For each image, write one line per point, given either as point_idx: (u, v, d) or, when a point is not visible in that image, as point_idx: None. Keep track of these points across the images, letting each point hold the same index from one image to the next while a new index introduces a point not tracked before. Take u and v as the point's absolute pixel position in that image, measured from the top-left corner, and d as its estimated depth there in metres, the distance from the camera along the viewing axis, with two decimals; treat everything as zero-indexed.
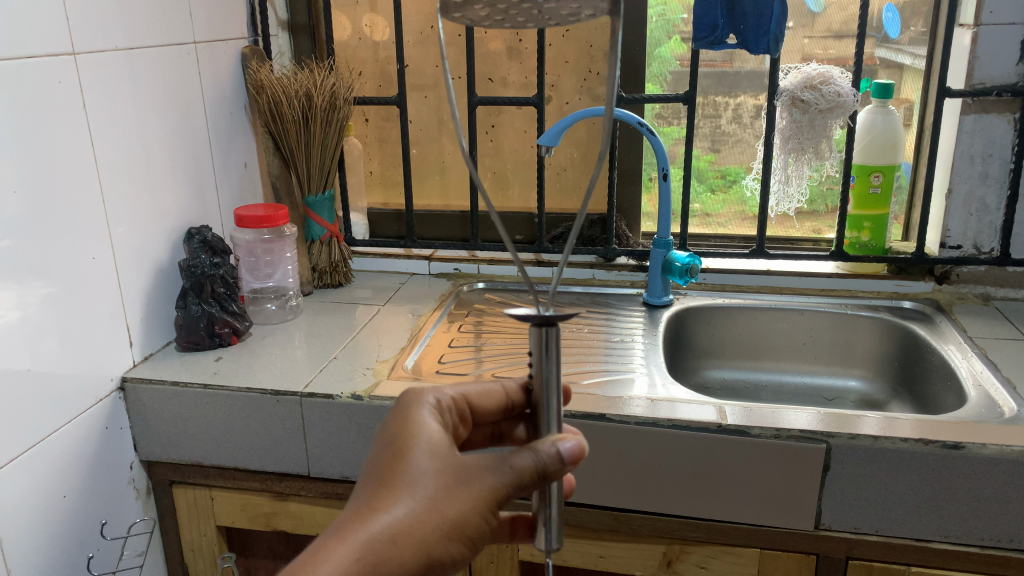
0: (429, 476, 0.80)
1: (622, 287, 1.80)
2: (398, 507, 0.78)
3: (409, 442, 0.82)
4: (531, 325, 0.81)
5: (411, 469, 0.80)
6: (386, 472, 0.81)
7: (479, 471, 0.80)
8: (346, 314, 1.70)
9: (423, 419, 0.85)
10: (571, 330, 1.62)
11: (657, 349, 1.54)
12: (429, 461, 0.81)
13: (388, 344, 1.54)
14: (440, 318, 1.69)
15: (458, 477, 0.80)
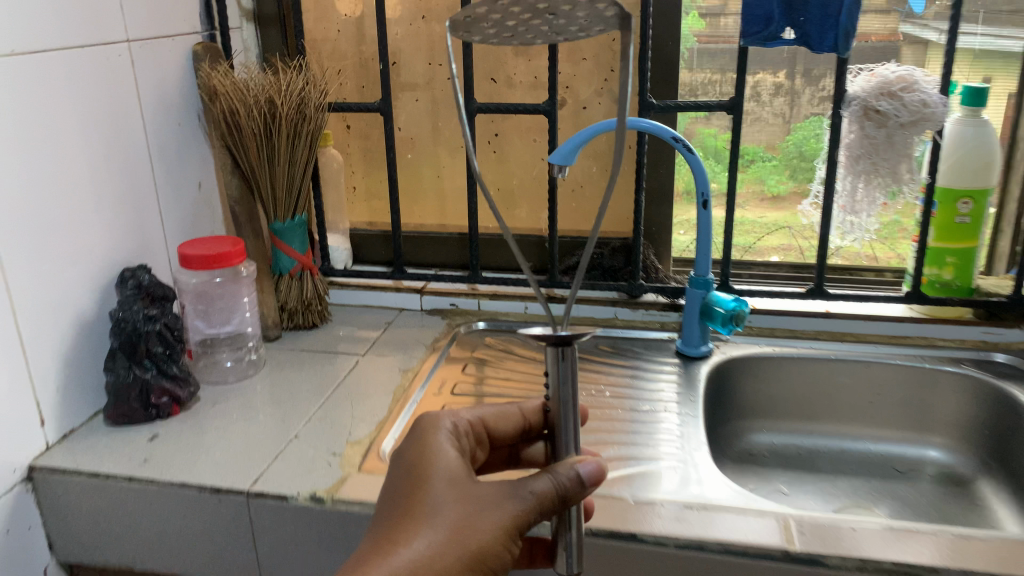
0: (450, 505, 0.82)
1: (650, 330, 1.51)
2: (423, 535, 0.80)
3: (429, 473, 0.86)
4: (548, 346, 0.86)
5: (433, 497, 0.83)
6: (408, 504, 0.83)
7: (499, 499, 0.82)
8: (319, 366, 1.42)
9: (441, 452, 0.88)
10: (590, 394, 1.33)
11: (696, 422, 1.25)
12: (449, 491, 0.84)
13: (366, 411, 1.26)
14: (431, 371, 1.41)
15: (478, 504, 0.82)
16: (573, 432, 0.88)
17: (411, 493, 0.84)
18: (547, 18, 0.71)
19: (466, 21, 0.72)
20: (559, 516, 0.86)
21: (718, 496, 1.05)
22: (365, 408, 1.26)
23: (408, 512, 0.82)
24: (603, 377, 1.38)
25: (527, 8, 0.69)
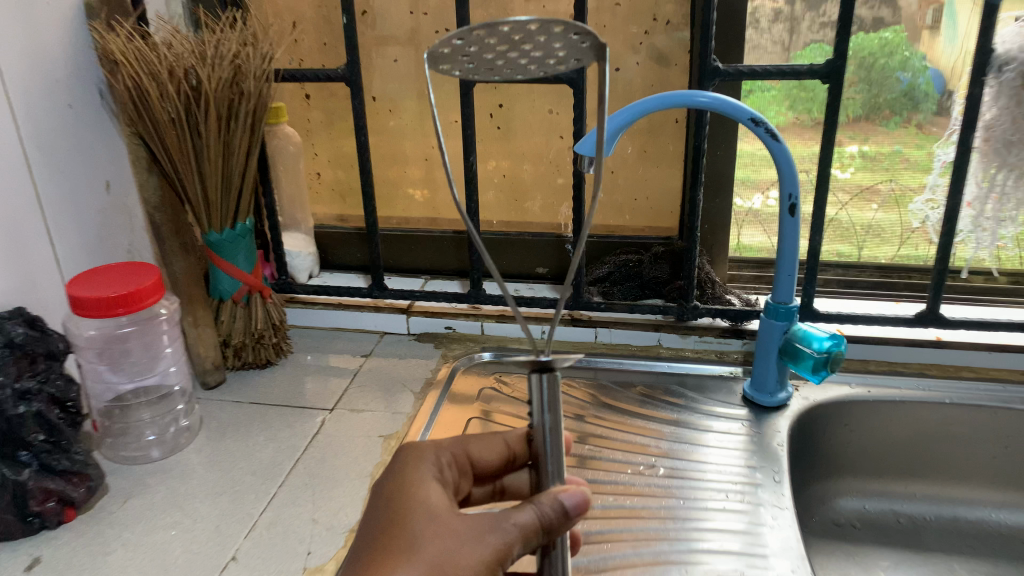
0: (426, 538, 0.64)
1: (706, 366, 1.16)
2: (395, 574, 0.61)
3: (405, 504, 0.67)
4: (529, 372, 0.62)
5: (408, 531, 0.64)
6: (378, 543, 0.65)
7: (478, 529, 0.64)
8: (275, 426, 1.07)
9: (421, 478, 0.70)
10: (636, 471, 0.98)
11: (783, 512, 0.91)
12: (425, 523, 0.65)
13: (335, 507, 0.91)
14: (428, 426, 1.05)
15: (457, 536, 0.64)
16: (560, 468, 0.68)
17: (382, 528, 0.66)
18: (526, 52, 0.53)
19: (444, 53, 0.53)
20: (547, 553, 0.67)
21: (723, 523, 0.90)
22: (332, 504, 0.92)
23: (376, 550, 0.64)
24: (648, 442, 1.04)
25: (501, 39, 0.51)
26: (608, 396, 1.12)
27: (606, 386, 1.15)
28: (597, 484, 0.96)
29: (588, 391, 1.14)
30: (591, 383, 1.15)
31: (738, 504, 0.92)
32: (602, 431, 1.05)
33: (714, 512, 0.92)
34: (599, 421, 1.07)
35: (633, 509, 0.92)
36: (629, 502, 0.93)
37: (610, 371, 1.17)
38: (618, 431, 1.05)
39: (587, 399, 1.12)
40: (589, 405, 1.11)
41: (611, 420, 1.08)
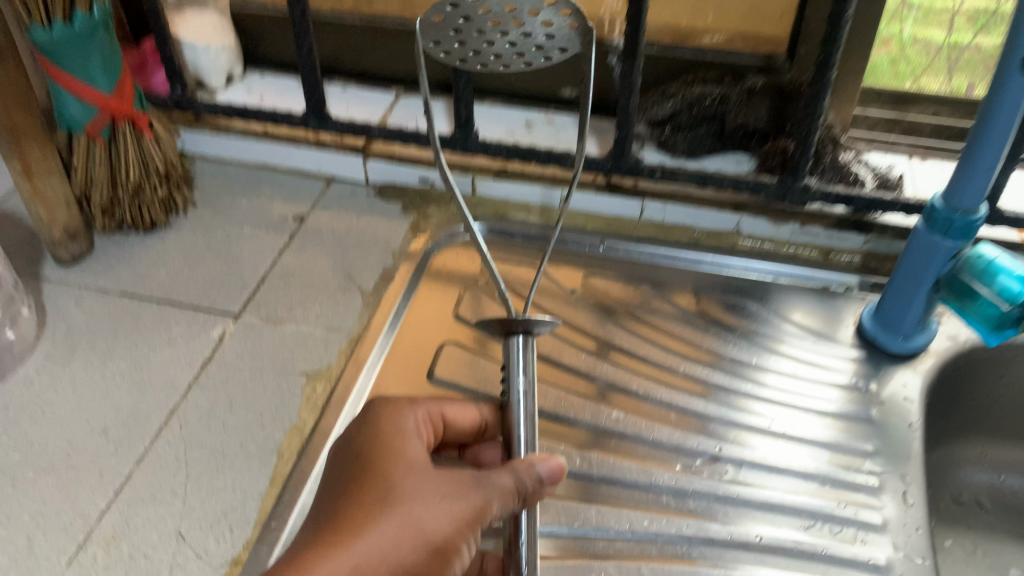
0: (406, 487, 0.47)
1: (803, 275, 0.77)
2: (371, 526, 0.45)
3: (375, 440, 0.50)
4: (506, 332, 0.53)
5: (383, 475, 0.48)
6: (340, 489, 0.48)
7: (457, 478, 0.48)
8: (150, 340, 0.71)
9: (392, 412, 0.53)
10: (688, 471, 0.63)
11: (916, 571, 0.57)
12: (405, 466, 0.48)
13: (213, 518, 0.59)
14: (375, 359, 0.70)
15: (441, 485, 0.47)
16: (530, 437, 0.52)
17: (344, 468, 0.49)
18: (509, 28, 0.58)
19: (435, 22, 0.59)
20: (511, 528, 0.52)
21: (808, 470, 0.63)
22: (212, 509, 0.59)
23: (338, 497, 0.47)
24: (711, 408, 0.68)
25: None
26: (654, 318, 0.75)
27: (654, 299, 0.76)
28: (625, 492, 0.62)
29: (622, 306, 0.76)
30: (629, 291, 0.77)
31: (826, 438, 0.66)
32: (639, 386, 0.69)
33: (793, 453, 0.65)
34: (636, 364, 0.71)
35: (677, 543, 0.59)
36: (674, 532, 0.59)
37: (657, 273, 0.78)
38: (664, 386, 0.69)
39: (621, 321, 0.75)
40: (622, 333, 0.74)
41: (655, 362, 0.71)
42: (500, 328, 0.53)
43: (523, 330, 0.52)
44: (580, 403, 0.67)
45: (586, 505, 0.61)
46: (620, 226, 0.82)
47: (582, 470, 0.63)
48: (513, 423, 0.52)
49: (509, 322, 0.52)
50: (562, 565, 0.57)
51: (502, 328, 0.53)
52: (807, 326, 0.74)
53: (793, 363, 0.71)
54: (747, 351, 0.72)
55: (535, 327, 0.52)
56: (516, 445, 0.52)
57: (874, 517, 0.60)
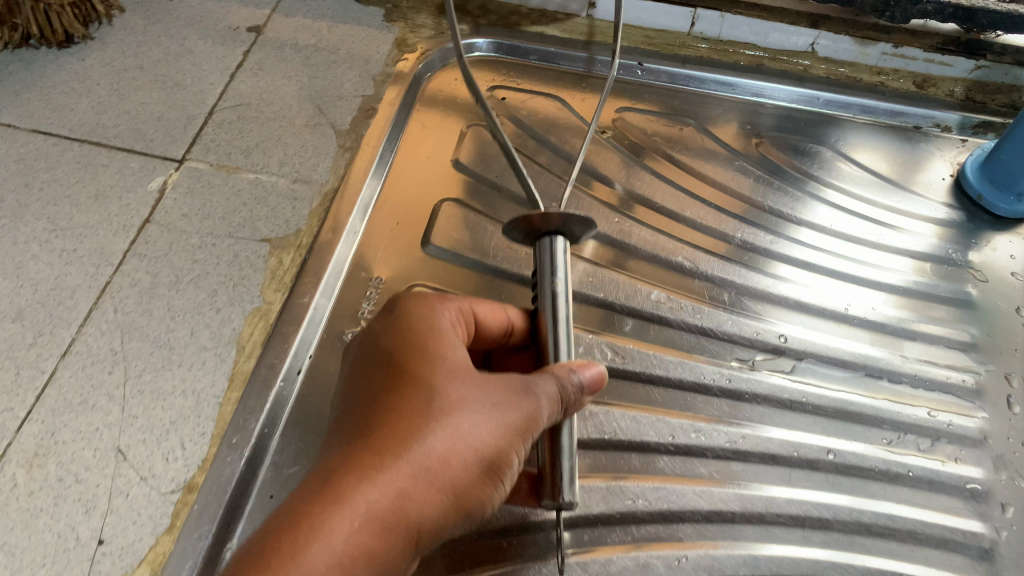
0: (451, 390, 0.37)
1: (887, 110, 0.63)
2: (412, 441, 0.35)
3: (406, 338, 0.40)
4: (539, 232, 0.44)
5: (422, 378, 0.38)
6: (369, 398, 0.38)
7: (502, 384, 0.38)
8: (71, 195, 0.56)
9: (423, 305, 0.42)
10: (746, 367, 0.51)
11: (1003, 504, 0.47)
12: (447, 368, 0.39)
13: (160, 431, 0.47)
14: (358, 220, 0.57)
15: (489, 391, 0.38)
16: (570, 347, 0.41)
17: (369, 371, 0.39)
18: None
19: None
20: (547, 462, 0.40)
21: (895, 364, 0.52)
22: (159, 419, 0.48)
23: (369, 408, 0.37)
24: (774, 287, 0.55)
25: None
26: (699, 169, 0.61)
27: (698, 142, 0.62)
28: (668, 393, 0.50)
29: (658, 147, 0.62)
30: (669, 129, 0.62)
31: (916, 318, 0.54)
32: (685, 257, 0.56)
33: (878, 339, 0.53)
34: (678, 227, 0.58)
35: (731, 460, 0.48)
36: (724, 445, 0.48)
37: (701, 108, 0.64)
38: (713, 257, 0.56)
39: (659, 170, 0.60)
40: (661, 185, 0.60)
41: (701, 226, 0.58)
42: (530, 228, 0.43)
43: (559, 228, 0.43)
44: (612, 277, 0.54)
45: (621, 408, 0.49)
46: (665, 41, 0.65)
47: (615, 365, 0.50)
48: (549, 331, 0.42)
49: (543, 214, 0.42)
50: (592, 487, 0.46)
51: (533, 229, 0.43)
52: (892, 180, 0.61)
53: (877, 229, 0.59)
54: (821, 216, 0.59)
55: (571, 217, 0.42)
56: (551, 349, 0.41)
57: (972, 421, 0.50)
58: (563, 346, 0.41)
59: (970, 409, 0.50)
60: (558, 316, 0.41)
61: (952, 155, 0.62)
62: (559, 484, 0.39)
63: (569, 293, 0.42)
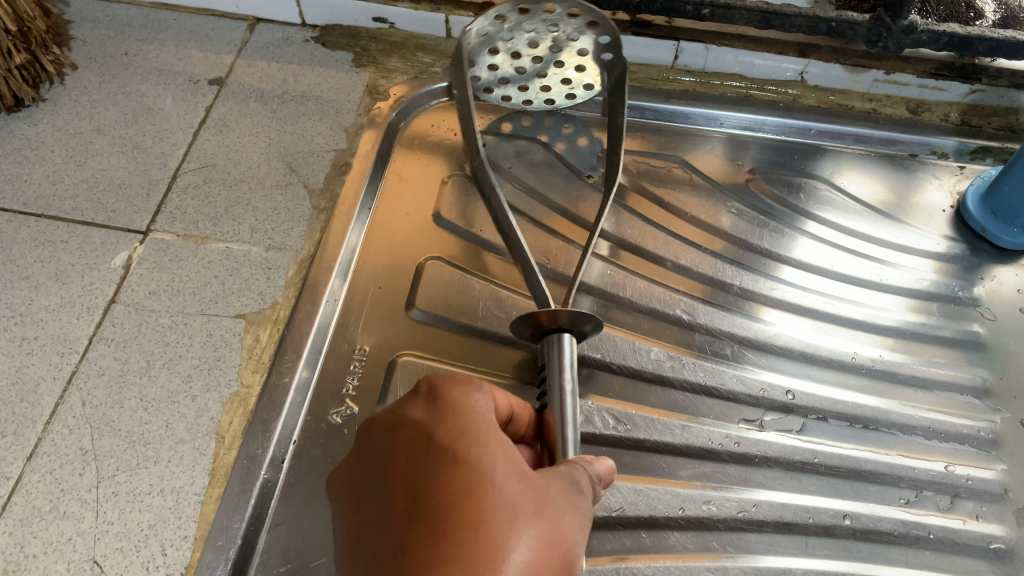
0: (523, 488, 0.34)
1: (881, 138, 0.61)
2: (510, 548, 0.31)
3: (459, 426, 0.36)
4: (546, 330, 0.46)
5: (492, 471, 0.34)
6: (432, 498, 0.33)
7: (556, 480, 0.36)
8: (30, 276, 0.52)
9: (459, 391, 0.39)
10: (754, 427, 0.49)
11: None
12: (511, 461, 0.35)
13: (138, 537, 0.44)
14: (337, 285, 0.54)
15: (553, 492, 0.35)
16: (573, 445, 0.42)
17: (425, 467, 0.34)
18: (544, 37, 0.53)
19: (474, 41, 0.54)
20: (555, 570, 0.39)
21: (906, 416, 0.51)
22: (136, 523, 0.44)
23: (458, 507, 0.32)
24: (778, 337, 0.53)
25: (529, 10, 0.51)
26: (691, 210, 0.58)
27: (688, 180, 0.59)
28: (673, 462, 0.47)
29: (647, 188, 0.59)
30: (656, 168, 0.60)
31: (925, 364, 0.53)
32: (683, 308, 0.53)
33: (886, 390, 0.52)
34: (672, 276, 0.55)
35: (744, 532, 0.46)
36: (736, 514, 0.46)
37: (688, 144, 0.61)
38: (712, 307, 0.54)
39: (649, 215, 0.58)
40: (653, 231, 0.57)
41: (695, 273, 0.55)
42: (538, 323, 0.46)
43: (568, 326, 0.46)
44: (609, 334, 0.51)
45: (625, 481, 0.46)
46: (647, 75, 0.63)
47: (617, 433, 0.47)
48: (556, 423, 0.43)
49: (550, 313, 0.45)
50: (597, 570, 0.43)
51: (540, 325, 0.46)
52: (889, 213, 0.59)
53: (878, 268, 0.57)
54: (821, 257, 0.57)
55: (576, 316, 0.45)
56: (557, 442, 0.42)
57: (989, 473, 0.49)
58: (569, 443, 0.42)
59: (986, 461, 0.49)
60: (564, 411, 0.43)
61: (951, 182, 0.60)
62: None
63: (575, 389, 0.44)
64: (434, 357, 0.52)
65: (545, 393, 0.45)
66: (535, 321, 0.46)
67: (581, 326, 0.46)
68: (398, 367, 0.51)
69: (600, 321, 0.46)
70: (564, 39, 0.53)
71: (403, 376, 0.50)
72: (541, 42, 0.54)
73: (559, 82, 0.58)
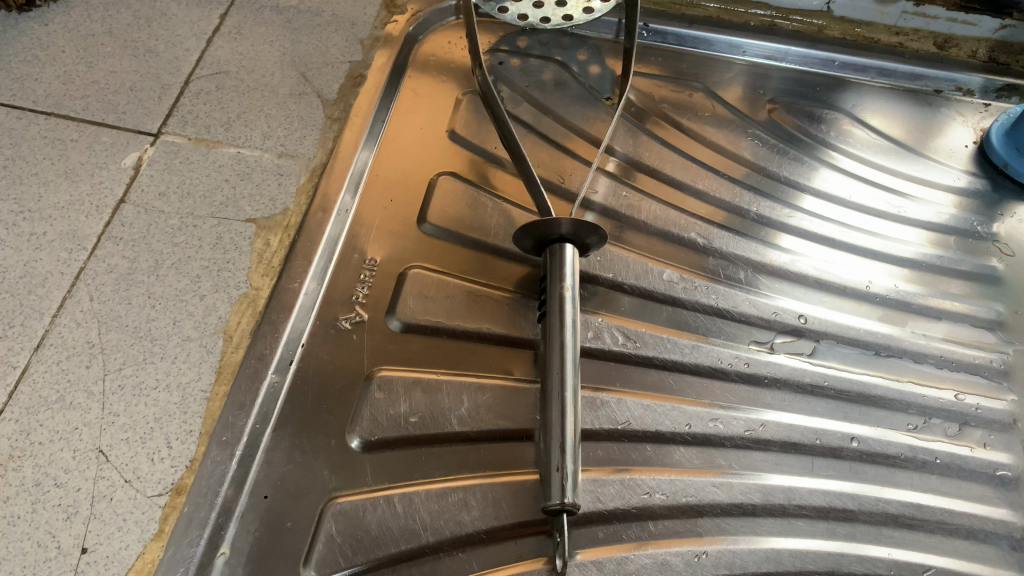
0: None
1: (906, 73, 0.61)
2: None
3: None
4: (550, 241, 0.47)
5: None
6: None
7: None
8: (38, 173, 0.52)
9: None
10: (765, 350, 0.49)
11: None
12: None
13: (144, 430, 0.44)
14: (349, 195, 0.54)
15: None
16: (573, 350, 0.43)
17: None
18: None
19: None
20: (559, 468, 0.40)
21: (918, 345, 0.51)
22: (142, 416, 0.44)
23: None
24: (793, 264, 0.53)
25: None
26: (710, 136, 0.57)
27: (709, 107, 0.59)
28: (682, 380, 0.47)
29: (666, 114, 0.58)
30: (677, 94, 0.59)
31: (940, 296, 0.53)
32: (697, 232, 0.53)
33: (899, 319, 0.52)
34: (690, 202, 0.54)
35: (751, 450, 0.45)
36: (743, 433, 0.46)
37: (709, 71, 0.60)
38: (728, 232, 0.53)
39: (667, 139, 0.57)
40: (671, 155, 0.56)
41: (713, 199, 0.55)
42: (539, 234, 0.46)
43: (568, 237, 0.46)
44: (622, 254, 0.51)
45: (633, 396, 0.46)
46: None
47: (626, 349, 0.47)
48: (557, 331, 0.44)
49: (550, 224, 0.45)
50: (601, 479, 0.43)
51: (540, 237, 0.47)
52: (912, 147, 0.59)
53: (896, 200, 0.57)
54: (839, 187, 0.57)
55: (578, 225, 0.45)
56: (557, 348, 0.43)
57: (999, 403, 0.49)
58: (571, 348, 0.43)
59: (996, 391, 0.50)
60: (564, 318, 0.44)
61: (974, 120, 0.60)
62: (561, 484, 0.40)
63: (575, 297, 0.45)
64: (444, 271, 0.51)
65: (545, 301, 0.45)
66: (538, 231, 0.46)
67: (581, 237, 0.46)
68: (407, 279, 0.50)
69: (602, 231, 0.46)
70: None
71: (412, 288, 0.50)
72: None
73: None
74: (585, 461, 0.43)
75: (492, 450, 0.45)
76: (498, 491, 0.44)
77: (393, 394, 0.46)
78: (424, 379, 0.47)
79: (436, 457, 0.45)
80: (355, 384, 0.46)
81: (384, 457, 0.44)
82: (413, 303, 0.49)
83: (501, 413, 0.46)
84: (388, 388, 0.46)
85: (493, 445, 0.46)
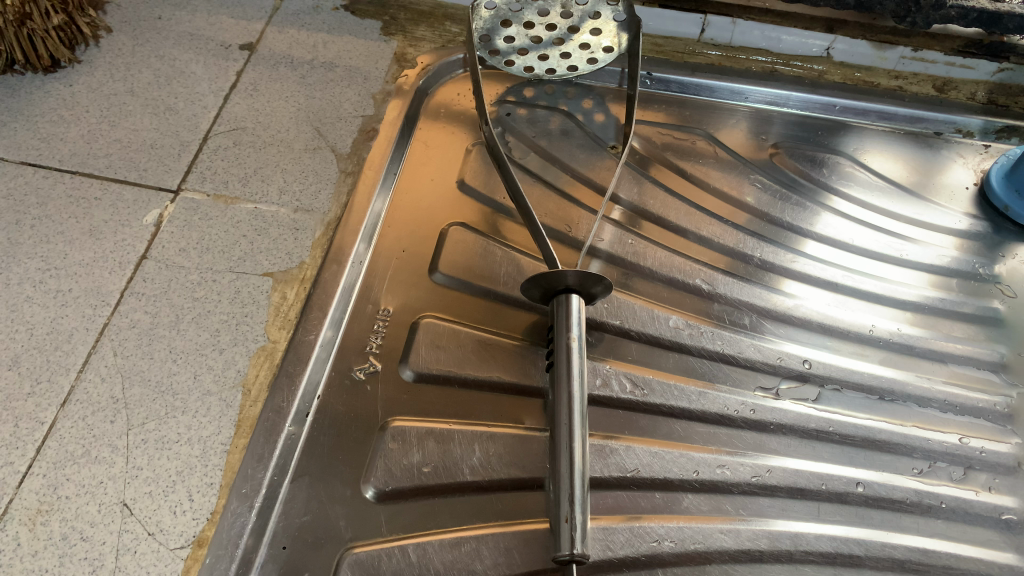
0: None
1: (906, 115, 0.62)
2: None
3: None
4: (557, 291, 0.48)
5: None
6: None
7: None
8: (64, 232, 0.54)
9: None
10: (770, 396, 0.50)
11: None
12: None
13: (166, 483, 0.45)
14: (363, 245, 0.55)
15: None
16: (580, 400, 0.44)
17: None
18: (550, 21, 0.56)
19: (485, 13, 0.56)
20: (568, 518, 0.40)
21: (922, 388, 0.52)
22: (164, 470, 0.45)
23: None
24: (797, 308, 0.54)
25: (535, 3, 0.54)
26: (713, 181, 0.59)
27: (712, 153, 0.60)
28: (689, 427, 0.48)
29: (669, 160, 0.59)
30: (681, 141, 0.60)
31: (943, 339, 0.54)
32: (702, 278, 0.54)
33: (902, 363, 0.53)
34: (694, 248, 0.56)
35: (757, 496, 0.46)
36: (750, 479, 0.47)
37: (712, 118, 0.62)
38: (732, 278, 0.54)
39: (671, 185, 0.58)
40: (675, 201, 0.57)
41: (717, 245, 0.56)
42: (546, 284, 0.47)
43: (574, 288, 0.47)
44: (628, 301, 0.52)
45: (641, 444, 0.47)
46: (674, 48, 0.65)
47: (634, 397, 0.48)
48: (563, 381, 0.45)
49: (558, 276, 0.46)
50: (611, 528, 0.44)
51: (549, 287, 0.48)
52: (913, 190, 0.60)
53: (899, 243, 0.58)
54: (842, 231, 0.58)
55: (585, 276, 0.46)
56: (564, 399, 0.44)
57: (1003, 446, 0.50)
58: (578, 398, 0.44)
59: (1000, 434, 0.50)
60: (572, 370, 0.45)
61: (975, 160, 0.62)
62: (570, 535, 0.40)
63: (582, 347, 0.46)
64: (454, 320, 0.53)
65: (553, 349, 0.46)
66: (544, 283, 0.47)
67: (587, 289, 0.48)
68: (420, 329, 0.52)
69: (608, 284, 0.47)
70: (572, 5, 0.55)
71: (424, 338, 0.51)
72: (550, 10, 0.55)
73: (578, 47, 0.58)
74: (595, 509, 0.44)
75: (504, 500, 0.46)
76: (510, 540, 0.45)
77: (406, 444, 0.47)
78: (436, 429, 0.48)
79: (449, 506, 0.46)
80: (370, 434, 0.47)
81: (398, 506, 0.45)
82: (425, 354, 0.51)
83: (512, 462, 0.48)
84: (402, 438, 0.47)
85: (504, 494, 0.47)
